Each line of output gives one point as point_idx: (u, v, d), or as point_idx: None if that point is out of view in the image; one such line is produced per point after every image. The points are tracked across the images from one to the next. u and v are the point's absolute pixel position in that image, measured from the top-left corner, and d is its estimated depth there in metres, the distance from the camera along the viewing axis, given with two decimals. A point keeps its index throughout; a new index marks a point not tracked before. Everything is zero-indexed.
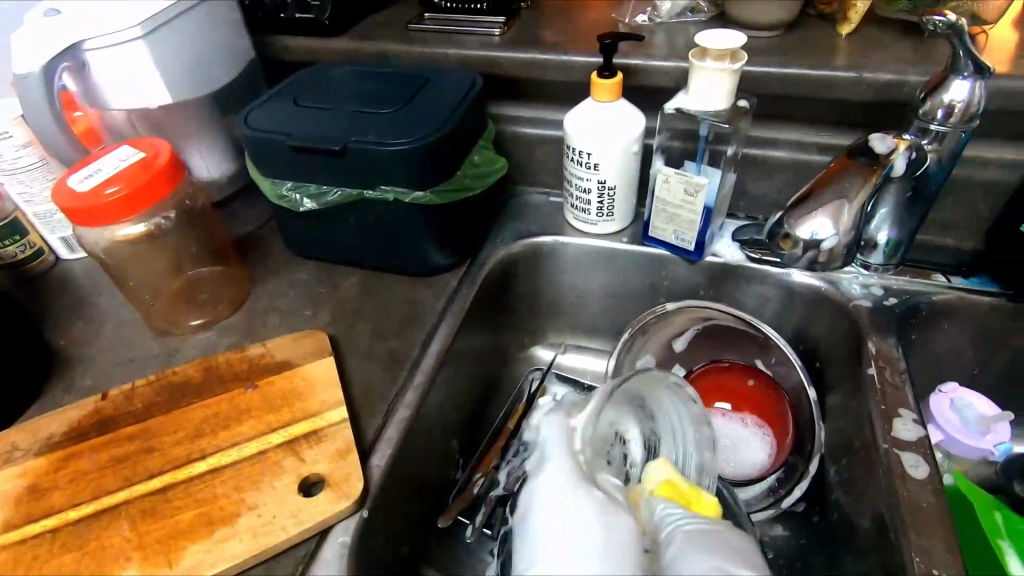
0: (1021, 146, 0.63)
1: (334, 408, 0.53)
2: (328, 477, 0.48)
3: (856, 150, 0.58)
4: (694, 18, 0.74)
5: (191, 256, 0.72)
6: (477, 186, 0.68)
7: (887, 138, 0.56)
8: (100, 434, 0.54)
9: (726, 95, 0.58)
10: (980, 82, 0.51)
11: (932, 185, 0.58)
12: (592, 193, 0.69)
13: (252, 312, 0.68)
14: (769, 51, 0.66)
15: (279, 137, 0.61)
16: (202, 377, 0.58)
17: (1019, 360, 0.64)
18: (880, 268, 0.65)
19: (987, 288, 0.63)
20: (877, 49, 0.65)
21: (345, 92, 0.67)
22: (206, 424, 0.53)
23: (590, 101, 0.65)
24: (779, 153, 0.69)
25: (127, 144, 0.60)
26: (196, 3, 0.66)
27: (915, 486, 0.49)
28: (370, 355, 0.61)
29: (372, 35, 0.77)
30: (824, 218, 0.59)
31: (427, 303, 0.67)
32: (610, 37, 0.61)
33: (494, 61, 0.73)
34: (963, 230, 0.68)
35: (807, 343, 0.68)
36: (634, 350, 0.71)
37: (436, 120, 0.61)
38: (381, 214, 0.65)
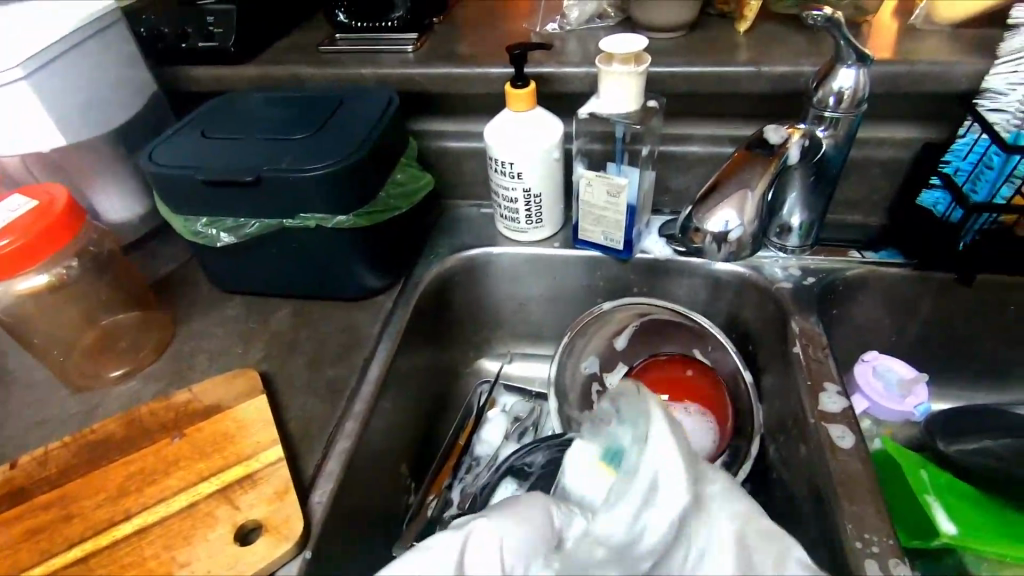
0: (909, 124, 0.67)
1: (269, 448, 0.51)
2: (266, 522, 0.46)
3: (753, 142, 0.60)
4: (603, 24, 0.76)
5: (106, 304, 0.68)
6: (404, 205, 0.67)
7: (780, 129, 0.59)
8: (11, 506, 0.50)
9: (635, 97, 0.59)
10: (863, 70, 0.55)
11: (833, 169, 0.61)
12: (519, 202, 0.70)
13: (177, 356, 0.64)
14: (674, 52, 0.69)
15: (186, 172, 0.58)
16: (124, 432, 0.54)
17: (930, 323, 0.68)
18: (797, 250, 0.68)
19: (894, 260, 0.66)
20: (773, 44, 0.68)
21: (256, 120, 0.65)
22: (131, 481, 0.50)
23: (507, 112, 0.66)
24: (694, 148, 0.71)
25: (17, 192, 0.56)
26: (86, 39, 0.63)
27: (844, 456, 0.51)
28: (306, 388, 0.59)
29: (282, 60, 0.75)
30: (730, 209, 0.62)
31: (363, 328, 0.65)
32: (519, 48, 0.62)
33: (409, 78, 0.72)
34: (869, 206, 0.72)
35: (739, 328, 0.71)
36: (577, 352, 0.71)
37: (351, 142, 0.60)
38: (304, 241, 0.63)
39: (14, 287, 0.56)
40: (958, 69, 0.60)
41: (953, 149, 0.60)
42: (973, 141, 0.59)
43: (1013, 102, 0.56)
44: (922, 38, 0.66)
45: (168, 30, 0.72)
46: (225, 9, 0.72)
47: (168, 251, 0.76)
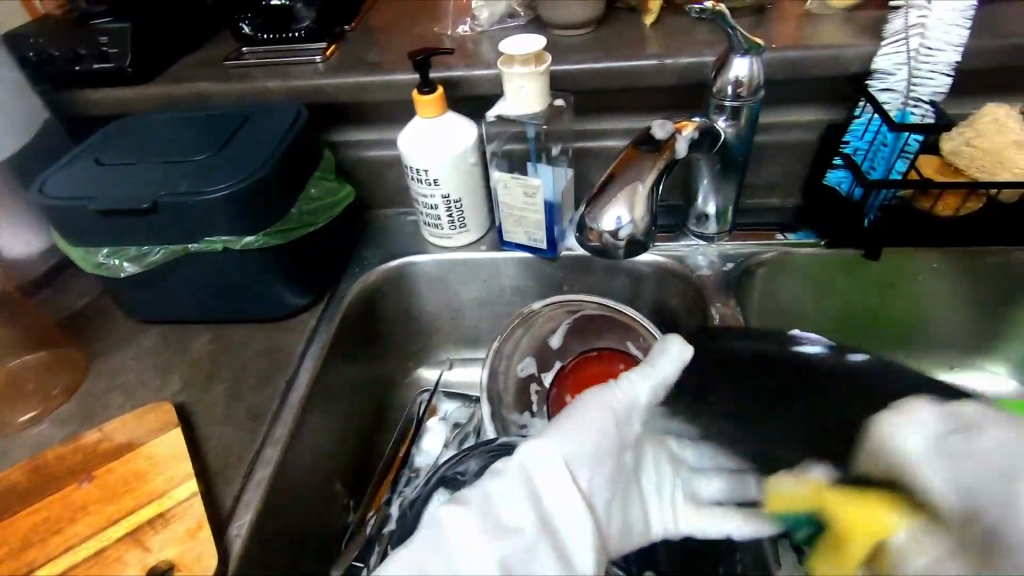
0: (813, 107, 0.69)
1: (183, 484, 0.50)
2: (177, 562, 0.45)
3: (639, 140, 0.54)
4: (515, 23, 0.76)
5: (13, 346, 0.65)
6: (320, 220, 0.66)
7: (666, 124, 0.54)
8: None
9: (539, 96, 0.59)
10: (756, 59, 0.56)
11: (740, 156, 0.62)
12: (440, 209, 0.69)
13: (91, 395, 0.62)
14: (581, 48, 0.69)
15: (78, 203, 0.56)
16: (28, 480, 0.52)
17: (847, 299, 0.71)
18: (716, 237, 0.69)
19: (809, 240, 0.68)
20: (677, 36, 0.69)
21: (156, 143, 0.63)
22: (37, 531, 0.48)
23: (418, 119, 0.65)
24: (610, 143, 0.72)
25: None
26: None
27: None
28: (226, 416, 0.58)
29: (186, 78, 0.73)
30: (621, 205, 0.51)
31: (286, 349, 0.64)
32: (420, 53, 0.61)
33: (317, 89, 0.71)
34: (783, 188, 0.74)
35: (667, 317, 0.72)
36: (507, 351, 0.69)
37: (253, 160, 0.59)
38: (215, 265, 0.61)
39: None
40: (850, 52, 0.62)
41: (851, 129, 0.62)
42: (868, 121, 0.61)
43: (900, 81, 0.58)
44: (818, 22, 0.68)
45: (60, 53, 0.69)
46: (119, 29, 0.69)
47: (81, 284, 0.73)
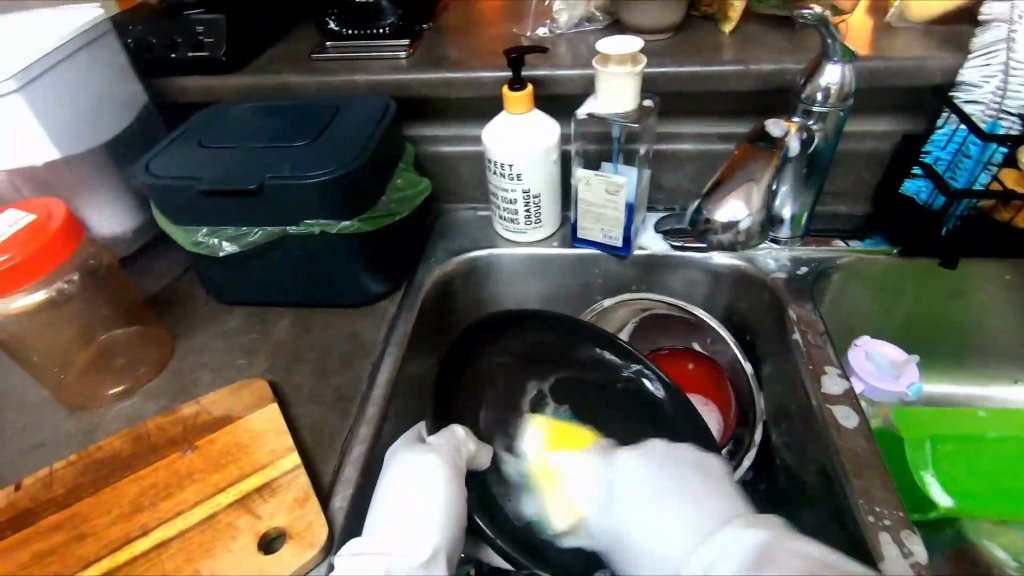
0: (889, 118, 0.70)
1: (285, 456, 0.51)
2: (289, 529, 0.46)
3: (755, 137, 0.63)
4: (592, 27, 0.78)
5: (103, 321, 0.67)
6: (405, 210, 0.67)
7: (780, 122, 0.61)
8: (19, 529, 0.48)
9: (633, 96, 0.61)
10: (849, 66, 0.57)
11: (823, 160, 0.63)
12: (518, 204, 0.70)
13: (179, 370, 0.63)
14: (663, 52, 0.71)
15: (185, 182, 0.58)
16: (131, 448, 0.53)
17: (915, 308, 0.72)
18: (789, 241, 0.70)
19: (881, 247, 0.69)
20: (757, 43, 0.71)
21: (254, 129, 0.65)
22: (144, 497, 0.49)
23: (505, 114, 0.66)
24: (684, 146, 0.74)
25: (11, 207, 0.55)
26: (76, 49, 0.62)
27: (850, 435, 0.53)
28: (316, 396, 0.59)
29: (274, 68, 0.75)
30: (738, 200, 0.65)
31: (368, 334, 0.66)
32: (515, 51, 0.63)
33: (403, 84, 0.73)
34: (854, 196, 0.74)
35: (735, 319, 0.72)
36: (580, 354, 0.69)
37: (352, 148, 0.60)
38: (307, 248, 0.62)
39: (11, 306, 0.55)
40: (934, 63, 0.63)
41: (932, 140, 0.64)
42: (951, 132, 0.62)
43: (988, 93, 0.60)
44: (897, 35, 0.69)
45: (156, 41, 0.71)
46: (213, 19, 0.71)
47: (161, 265, 0.75)
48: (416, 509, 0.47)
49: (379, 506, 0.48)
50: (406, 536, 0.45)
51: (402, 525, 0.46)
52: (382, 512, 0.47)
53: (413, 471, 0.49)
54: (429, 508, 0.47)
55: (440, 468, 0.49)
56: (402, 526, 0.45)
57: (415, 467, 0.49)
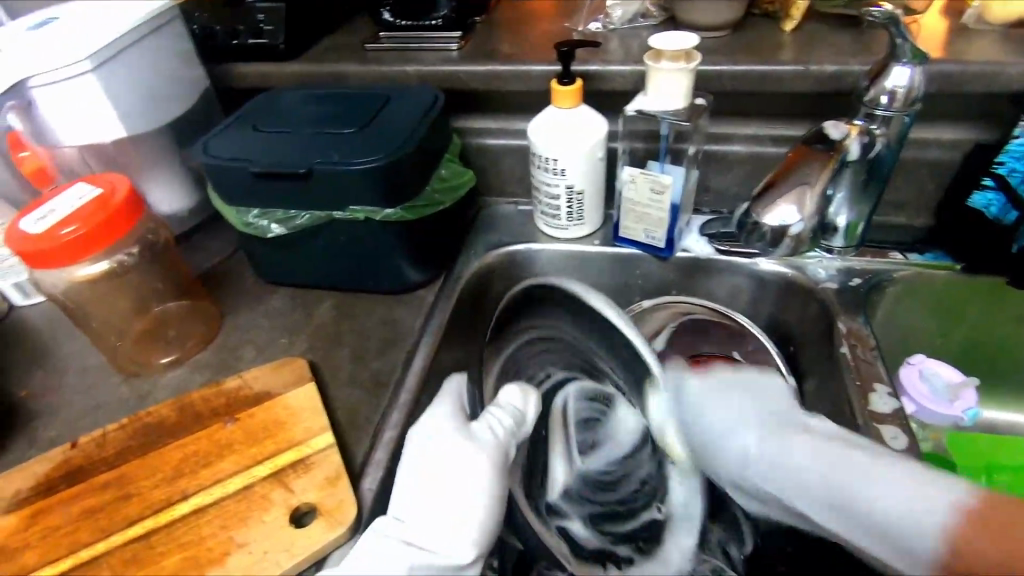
0: (961, 125, 0.66)
1: (320, 435, 0.53)
2: (319, 506, 0.48)
3: (812, 139, 0.60)
4: (646, 23, 0.76)
5: (158, 295, 0.70)
6: (448, 200, 0.68)
7: (840, 125, 0.58)
8: (72, 484, 0.51)
9: (684, 93, 0.59)
10: (918, 68, 0.54)
11: (884, 167, 0.60)
12: (561, 199, 0.69)
13: (225, 346, 0.66)
14: (718, 50, 0.69)
15: (240, 165, 0.60)
16: (177, 415, 0.56)
17: (978, 328, 0.67)
18: (841, 251, 0.67)
19: (943, 262, 0.65)
20: (820, 42, 0.68)
21: (306, 116, 0.66)
22: (186, 463, 0.51)
23: (553, 109, 0.65)
24: (735, 147, 0.72)
25: (81, 181, 0.58)
26: (145, 34, 0.65)
27: (896, 457, 0.51)
28: (352, 378, 0.61)
29: (329, 57, 0.76)
30: (790, 205, 0.62)
31: (406, 322, 0.67)
32: (566, 45, 0.62)
33: (453, 76, 0.73)
34: (915, 208, 0.70)
35: (780, 329, 0.70)
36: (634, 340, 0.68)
37: (398, 137, 0.61)
38: (351, 234, 0.64)
39: (76, 273, 0.59)
40: (1014, 69, 0.59)
41: (1008, 149, 0.59)
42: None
43: None
44: (973, 38, 0.65)
45: (219, 28, 0.74)
46: (275, 7, 0.73)
47: (213, 244, 0.78)
48: (458, 493, 0.48)
49: (405, 489, 0.49)
50: (446, 517, 0.47)
51: (423, 504, 0.48)
52: (418, 475, 0.49)
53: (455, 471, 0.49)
54: (475, 496, 0.48)
55: (488, 471, 0.50)
56: (428, 515, 0.47)
57: (451, 458, 0.50)
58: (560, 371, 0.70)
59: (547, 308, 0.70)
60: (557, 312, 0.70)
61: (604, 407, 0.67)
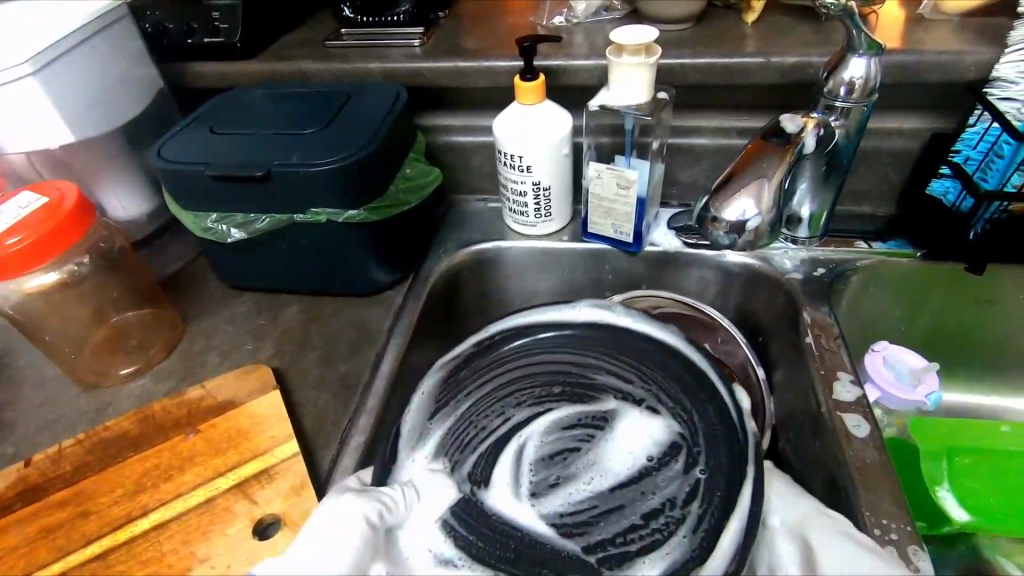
0: (919, 114, 0.67)
1: (285, 443, 0.52)
2: (284, 517, 0.47)
3: (769, 132, 0.60)
4: (610, 16, 0.76)
5: (116, 304, 0.68)
6: (415, 199, 0.67)
7: (796, 117, 0.58)
8: (26, 503, 0.50)
9: (646, 87, 0.59)
10: (875, 59, 0.54)
11: (844, 158, 0.61)
12: (528, 196, 0.69)
13: (188, 353, 0.64)
14: (682, 43, 0.69)
15: (196, 168, 0.58)
16: (137, 428, 0.54)
17: (939, 314, 0.69)
18: (806, 241, 0.68)
19: (904, 250, 0.66)
20: (782, 34, 0.68)
21: (265, 116, 0.65)
22: (146, 478, 0.50)
23: (517, 105, 0.65)
24: (701, 140, 0.72)
25: (26, 189, 0.56)
26: (92, 35, 0.63)
27: (859, 445, 0.52)
28: (319, 384, 0.59)
29: (288, 55, 0.74)
30: (747, 199, 0.62)
31: (374, 324, 0.66)
32: (528, 40, 0.61)
33: (415, 72, 0.72)
34: (877, 197, 0.71)
35: (749, 320, 0.71)
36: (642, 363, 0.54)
37: (358, 136, 0.60)
38: (315, 237, 0.62)
39: (24, 286, 0.57)
40: (969, 58, 0.60)
41: (963, 138, 0.61)
42: (983, 129, 0.59)
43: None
44: (930, 27, 0.66)
45: (173, 26, 0.71)
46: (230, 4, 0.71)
47: (174, 249, 0.76)
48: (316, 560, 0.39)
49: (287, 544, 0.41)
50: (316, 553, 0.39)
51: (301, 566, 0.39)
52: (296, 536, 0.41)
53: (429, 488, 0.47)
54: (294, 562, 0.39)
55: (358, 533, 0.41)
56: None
57: (333, 517, 0.41)
58: (523, 411, 0.54)
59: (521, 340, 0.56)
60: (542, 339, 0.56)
61: (589, 435, 0.52)
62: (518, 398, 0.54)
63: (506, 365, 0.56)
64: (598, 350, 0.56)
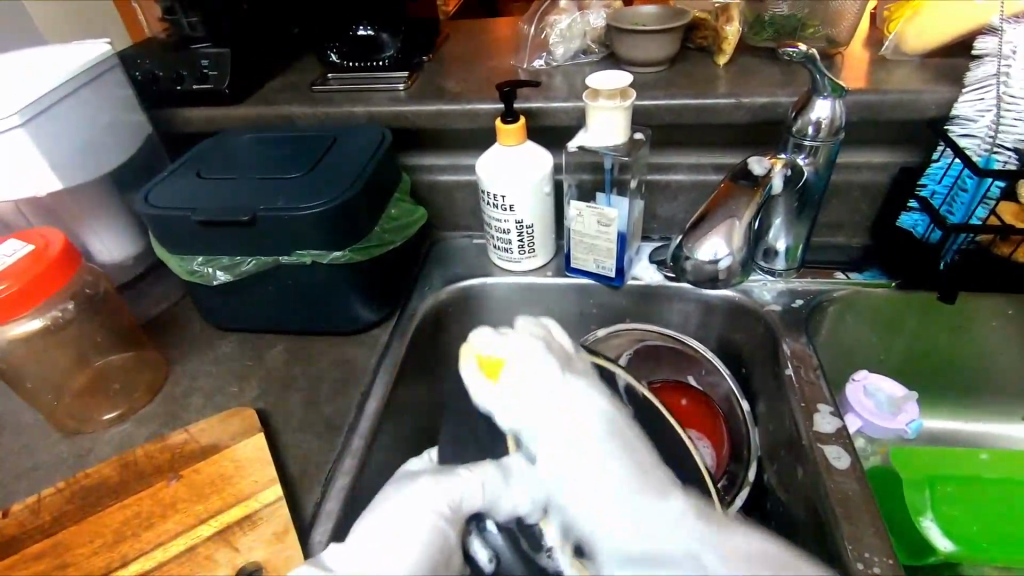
0: (886, 149, 0.69)
1: (268, 488, 0.52)
2: (266, 564, 0.47)
3: (738, 173, 0.61)
4: (587, 59, 0.79)
5: (100, 347, 0.68)
6: (398, 239, 0.68)
7: (763, 160, 0.60)
8: (2, 557, 0.49)
9: (622, 129, 0.61)
10: (838, 101, 0.57)
11: (815, 194, 0.63)
12: (511, 233, 0.70)
13: (172, 396, 0.64)
14: (657, 85, 0.71)
15: (182, 214, 0.59)
16: (118, 475, 0.53)
17: (916, 342, 0.70)
18: (784, 273, 0.69)
19: (879, 280, 0.68)
20: (752, 75, 0.71)
21: (251, 161, 0.66)
22: (126, 526, 0.50)
23: (498, 146, 0.67)
24: (679, 176, 0.74)
25: (13, 237, 0.56)
26: (80, 85, 0.65)
27: (840, 477, 0.52)
28: (303, 425, 0.59)
29: (274, 99, 0.76)
30: (719, 239, 0.62)
31: (359, 363, 0.66)
32: (508, 85, 0.63)
33: (400, 116, 0.74)
34: (851, 229, 0.73)
35: (731, 351, 0.71)
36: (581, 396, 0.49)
37: (342, 179, 0.61)
38: (300, 277, 0.63)
39: (8, 332, 0.57)
40: (929, 96, 0.63)
41: (928, 173, 0.63)
42: (947, 165, 0.61)
43: (982, 127, 0.59)
44: (891, 68, 0.69)
45: (162, 74, 0.73)
46: (218, 52, 0.73)
47: (160, 290, 0.76)
48: None
49: None
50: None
51: None
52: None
53: (524, 477, 0.46)
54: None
55: None
56: None
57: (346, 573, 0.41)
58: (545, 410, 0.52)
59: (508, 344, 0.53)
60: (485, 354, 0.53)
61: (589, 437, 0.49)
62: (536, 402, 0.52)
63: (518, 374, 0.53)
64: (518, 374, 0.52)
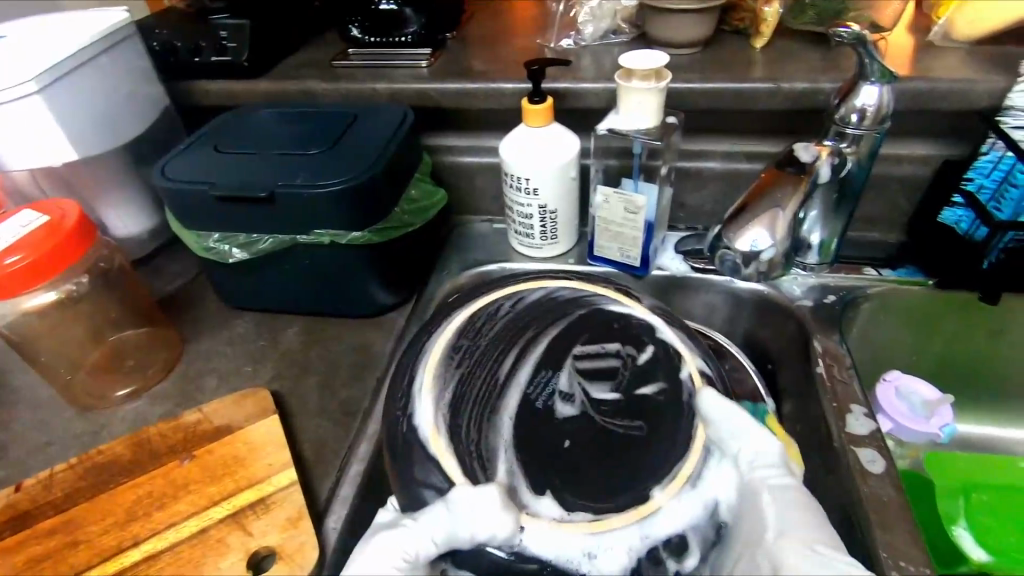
0: (930, 141, 0.66)
1: (282, 472, 0.50)
2: (279, 550, 0.46)
3: (784, 161, 0.60)
4: (618, 39, 0.76)
5: (115, 323, 0.67)
6: (418, 221, 0.66)
7: (810, 147, 0.58)
8: (15, 532, 0.48)
9: (654, 113, 0.58)
10: (887, 87, 0.54)
11: (856, 185, 0.60)
12: (534, 218, 0.68)
13: (186, 375, 0.63)
14: (690, 68, 0.68)
15: (199, 188, 0.57)
16: (131, 453, 0.53)
17: (953, 344, 0.67)
18: (816, 268, 0.67)
19: (916, 278, 0.65)
20: (791, 59, 0.68)
21: (271, 136, 0.64)
22: (138, 506, 0.49)
23: (524, 128, 0.64)
24: (710, 164, 0.71)
25: (28, 207, 0.55)
26: (99, 53, 0.63)
27: (874, 482, 0.50)
28: (319, 409, 0.58)
29: (294, 74, 0.74)
30: (761, 228, 0.62)
31: (376, 348, 0.64)
32: (536, 63, 0.60)
33: (422, 94, 0.71)
34: (888, 224, 0.70)
35: (757, 347, 0.69)
36: (489, 365, 0.54)
37: (364, 158, 0.59)
38: (318, 257, 0.61)
39: (22, 304, 0.56)
40: (982, 86, 0.60)
41: (976, 166, 0.60)
42: (997, 158, 0.58)
43: None
44: (940, 55, 0.66)
45: (181, 44, 0.71)
46: (238, 24, 0.71)
47: (176, 268, 0.75)
48: None
49: None
50: None
51: None
52: None
53: (476, 516, 0.44)
54: None
55: None
56: None
57: None
58: (506, 367, 0.54)
59: (461, 342, 0.56)
60: (470, 350, 0.55)
61: (548, 374, 0.54)
62: (491, 359, 0.54)
63: (466, 346, 0.55)
64: (490, 348, 0.55)
